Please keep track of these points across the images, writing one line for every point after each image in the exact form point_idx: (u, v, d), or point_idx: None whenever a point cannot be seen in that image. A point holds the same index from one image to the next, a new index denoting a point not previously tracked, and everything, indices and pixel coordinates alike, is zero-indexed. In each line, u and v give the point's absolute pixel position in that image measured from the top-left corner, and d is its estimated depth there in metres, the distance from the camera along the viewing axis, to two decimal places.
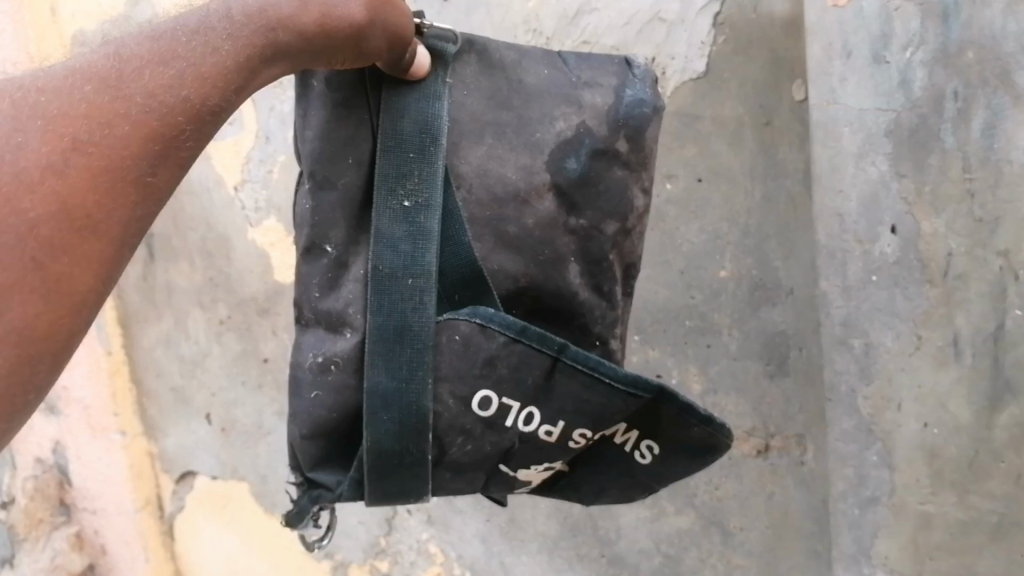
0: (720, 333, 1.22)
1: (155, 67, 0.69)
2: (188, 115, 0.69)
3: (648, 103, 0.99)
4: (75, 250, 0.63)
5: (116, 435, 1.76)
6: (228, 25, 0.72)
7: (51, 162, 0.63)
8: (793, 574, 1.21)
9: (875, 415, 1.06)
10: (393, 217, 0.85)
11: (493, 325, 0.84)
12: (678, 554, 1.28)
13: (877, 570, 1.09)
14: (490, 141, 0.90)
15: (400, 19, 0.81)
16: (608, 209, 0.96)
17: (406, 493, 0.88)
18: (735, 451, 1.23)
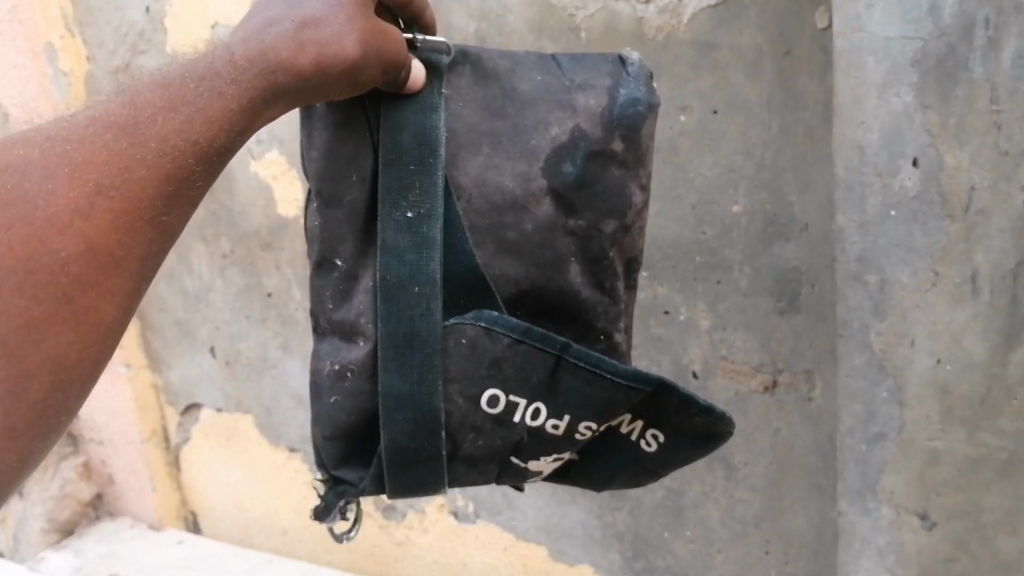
0: (731, 269, 1.20)
1: (167, 114, 0.83)
2: (196, 155, 0.83)
3: (641, 99, 0.97)
4: (94, 286, 0.82)
5: (121, 367, 1.77)
6: (230, 70, 0.83)
7: (79, 209, 0.82)
8: (797, 508, 1.21)
9: (887, 351, 1.04)
10: (398, 229, 0.89)
11: (498, 328, 0.90)
12: (680, 488, 1.29)
13: (883, 504, 1.09)
14: (488, 151, 0.93)
15: (394, 46, 0.86)
16: (607, 208, 0.96)
17: (426, 486, 0.94)
18: (742, 387, 1.22)
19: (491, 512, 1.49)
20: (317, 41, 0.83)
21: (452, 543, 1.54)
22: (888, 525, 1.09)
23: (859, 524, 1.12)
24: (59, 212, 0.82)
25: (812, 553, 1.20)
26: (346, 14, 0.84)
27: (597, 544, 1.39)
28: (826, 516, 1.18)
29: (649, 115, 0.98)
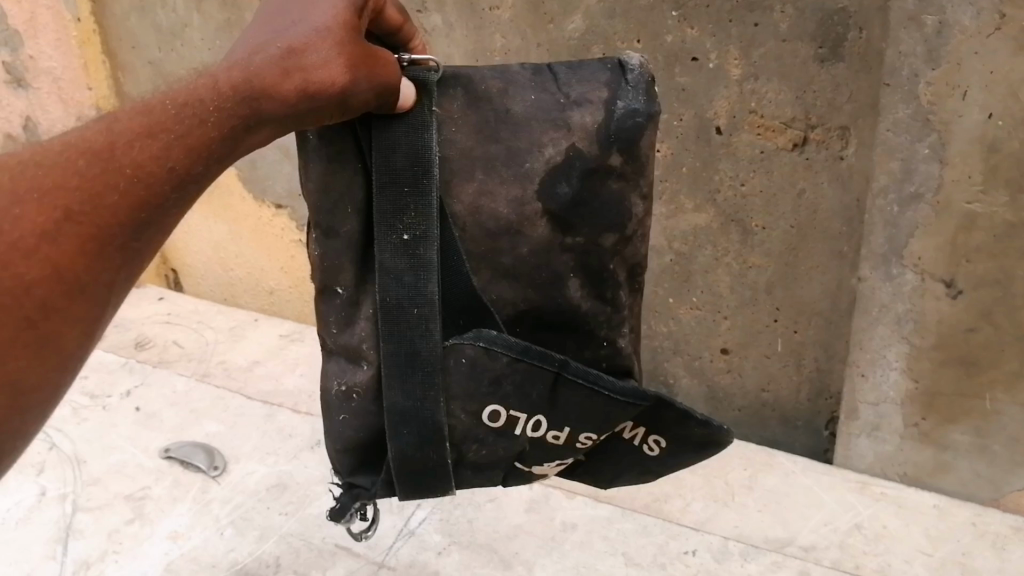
0: (771, 11, 0.99)
1: (145, 136, 0.60)
2: (175, 186, 0.60)
3: (644, 108, 0.70)
4: (49, 323, 0.58)
5: (91, 112, 1.47)
6: (211, 94, 0.60)
7: (44, 231, 0.57)
8: (814, 273, 1.11)
9: (936, 104, 0.91)
10: (394, 249, 0.67)
11: (497, 347, 0.70)
12: (691, 253, 1.17)
13: (907, 270, 1.01)
14: (480, 176, 0.69)
15: (387, 69, 0.64)
16: (607, 228, 0.71)
17: (434, 490, 0.75)
18: (768, 144, 1.06)
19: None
20: (308, 65, 0.61)
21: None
22: (910, 293, 1.02)
23: (880, 291, 1.03)
24: (25, 235, 0.57)
25: (824, 320, 1.13)
26: (335, 36, 0.62)
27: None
28: (843, 284, 1.10)
29: (652, 127, 0.71)
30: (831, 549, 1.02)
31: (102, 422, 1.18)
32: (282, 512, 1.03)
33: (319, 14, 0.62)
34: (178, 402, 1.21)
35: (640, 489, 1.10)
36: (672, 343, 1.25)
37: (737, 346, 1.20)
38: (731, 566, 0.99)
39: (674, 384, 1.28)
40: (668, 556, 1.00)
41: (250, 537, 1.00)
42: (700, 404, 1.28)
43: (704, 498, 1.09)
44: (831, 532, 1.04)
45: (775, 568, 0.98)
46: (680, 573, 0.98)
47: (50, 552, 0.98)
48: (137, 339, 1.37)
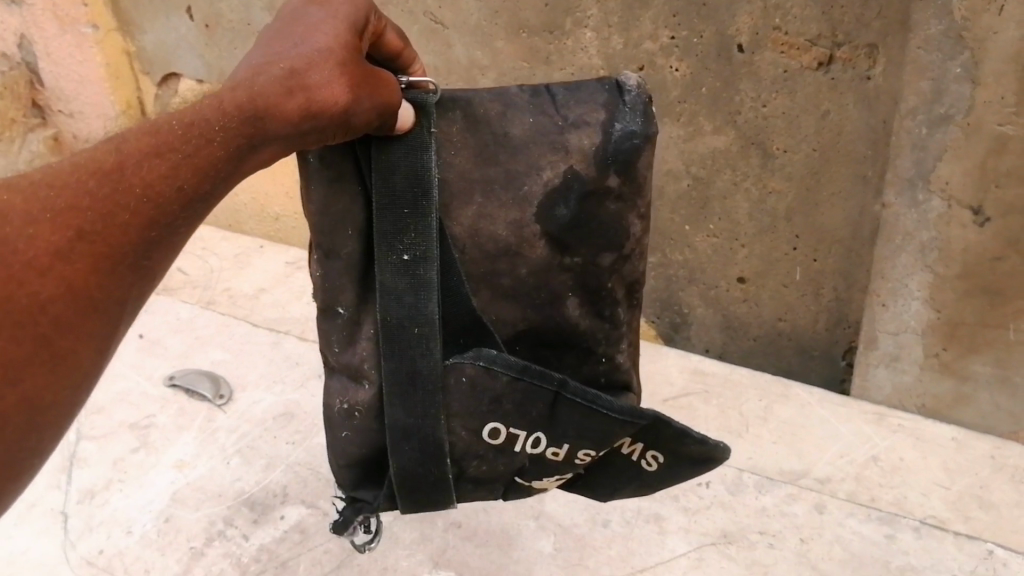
0: None
1: (153, 156, 0.56)
2: (184, 207, 0.57)
3: (642, 128, 0.67)
4: (64, 341, 0.55)
5: (87, 29, 1.39)
6: (215, 115, 0.56)
7: (56, 250, 0.54)
8: (836, 199, 1.06)
9: (970, 19, 0.86)
10: (394, 270, 0.64)
11: (497, 366, 0.67)
12: (708, 177, 1.12)
13: (933, 196, 0.97)
14: (479, 199, 0.66)
15: (388, 90, 0.60)
16: (607, 247, 0.69)
17: (434, 503, 0.73)
18: (792, 63, 1.00)
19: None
20: (309, 83, 0.57)
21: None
22: (935, 221, 0.98)
23: (904, 218, 1.00)
24: (39, 254, 0.54)
25: (845, 249, 1.09)
26: (334, 58, 0.59)
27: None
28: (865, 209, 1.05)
29: (650, 149, 0.68)
30: (845, 482, 1.00)
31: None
32: (290, 441, 1.02)
33: (320, 36, 0.59)
34: (181, 329, 1.19)
35: None
36: (687, 271, 1.21)
37: (755, 275, 1.17)
38: (745, 498, 0.97)
39: (689, 312, 1.25)
40: (681, 488, 0.99)
41: (257, 466, 0.99)
42: (715, 334, 1.25)
43: (718, 429, 1.07)
44: (846, 465, 1.02)
45: (789, 500, 0.97)
46: (692, 505, 0.97)
47: (56, 482, 0.98)
48: None
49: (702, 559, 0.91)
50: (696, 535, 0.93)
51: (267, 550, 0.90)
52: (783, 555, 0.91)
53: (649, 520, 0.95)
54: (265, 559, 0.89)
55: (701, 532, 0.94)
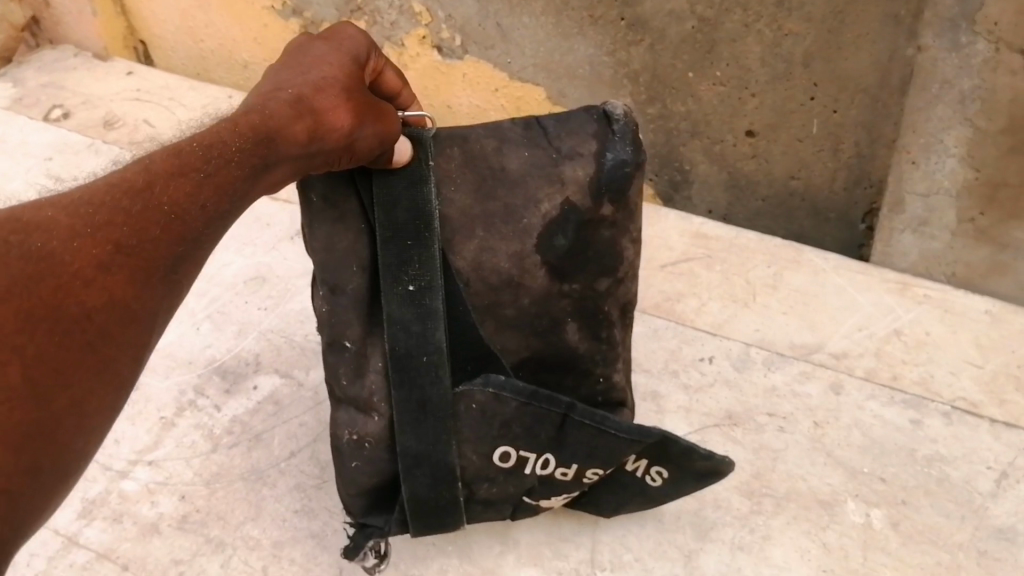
0: None
1: (179, 176, 0.53)
2: (209, 225, 0.54)
3: (631, 157, 0.67)
4: (100, 352, 0.50)
5: None
6: (232, 135, 0.55)
7: (89, 263, 0.49)
8: (860, 41, 0.91)
9: None
10: (401, 300, 0.64)
11: (507, 392, 0.67)
12: (716, 18, 0.96)
13: (978, 40, 0.82)
14: (480, 233, 0.66)
15: (388, 116, 0.62)
16: (604, 272, 0.69)
17: (445, 526, 0.72)
18: None
19: (481, 47, 1.12)
20: (317, 107, 0.59)
21: (434, 82, 1.19)
22: (979, 66, 0.83)
23: (944, 63, 0.85)
24: (77, 267, 0.49)
25: (869, 97, 0.94)
26: (340, 86, 0.61)
27: (605, 84, 1.08)
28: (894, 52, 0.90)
29: (640, 177, 0.68)
30: (863, 358, 0.90)
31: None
32: (261, 307, 0.96)
33: (325, 67, 0.61)
34: None
35: (649, 287, 0.97)
36: (690, 125, 1.06)
37: (765, 126, 1.02)
38: (753, 376, 0.89)
39: (691, 170, 1.10)
40: (680, 364, 0.90)
41: (228, 334, 0.94)
42: (719, 194, 1.11)
43: (722, 297, 0.96)
44: (865, 339, 0.92)
45: (802, 380, 0.88)
46: (694, 382, 0.89)
47: None
48: (106, 116, 1.24)
49: (703, 442, 0.84)
50: (697, 415, 0.86)
51: (240, 423, 0.86)
52: (795, 441, 0.84)
53: (646, 398, 0.87)
54: (237, 432, 0.85)
55: (703, 412, 0.86)
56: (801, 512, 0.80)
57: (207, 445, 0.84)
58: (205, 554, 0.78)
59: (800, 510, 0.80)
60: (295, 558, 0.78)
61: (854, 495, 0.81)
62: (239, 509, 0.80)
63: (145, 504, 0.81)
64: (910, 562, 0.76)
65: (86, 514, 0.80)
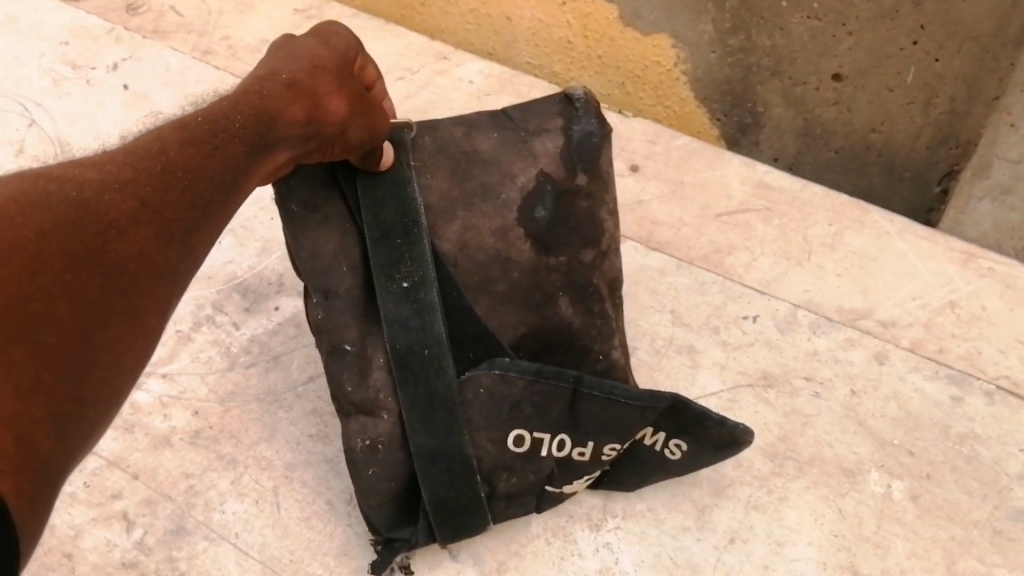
0: None
1: (191, 144, 0.53)
2: (222, 190, 0.54)
3: (596, 125, 0.70)
4: (135, 302, 0.49)
5: None
6: (233, 112, 0.55)
7: (121, 216, 0.48)
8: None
9: None
10: (396, 297, 0.65)
11: (513, 372, 0.66)
12: None
13: None
14: (462, 214, 0.68)
15: (376, 106, 0.63)
16: (584, 244, 0.70)
17: (473, 528, 0.70)
18: None
19: None
20: (314, 92, 0.59)
21: None
22: None
23: None
24: (114, 217, 0.48)
25: (976, 48, 0.91)
26: (331, 73, 0.61)
27: (686, 8, 1.03)
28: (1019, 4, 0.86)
29: (608, 147, 0.70)
30: (912, 328, 0.87)
31: (86, 99, 1.00)
32: None
33: (317, 53, 0.61)
34: (171, 82, 1.01)
35: (699, 236, 0.93)
36: (772, 62, 1.03)
37: (856, 71, 0.99)
38: (796, 339, 0.86)
39: (763, 112, 1.08)
40: (723, 320, 0.87)
41: (250, 250, 0.90)
42: (790, 140, 1.09)
43: (775, 253, 0.92)
44: (917, 309, 0.88)
45: (847, 347, 0.85)
46: (733, 340, 0.86)
47: None
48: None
49: (735, 401, 0.82)
50: (732, 372, 0.84)
51: (259, 342, 0.84)
52: (827, 407, 0.81)
53: (681, 352, 0.85)
54: (256, 352, 0.83)
55: (739, 371, 0.84)
56: (822, 478, 0.78)
57: (224, 363, 0.83)
58: (216, 470, 0.77)
59: (821, 476, 0.78)
60: (307, 481, 0.77)
61: (878, 465, 0.78)
62: (252, 429, 0.79)
63: (158, 418, 0.80)
64: (922, 535, 0.75)
65: None
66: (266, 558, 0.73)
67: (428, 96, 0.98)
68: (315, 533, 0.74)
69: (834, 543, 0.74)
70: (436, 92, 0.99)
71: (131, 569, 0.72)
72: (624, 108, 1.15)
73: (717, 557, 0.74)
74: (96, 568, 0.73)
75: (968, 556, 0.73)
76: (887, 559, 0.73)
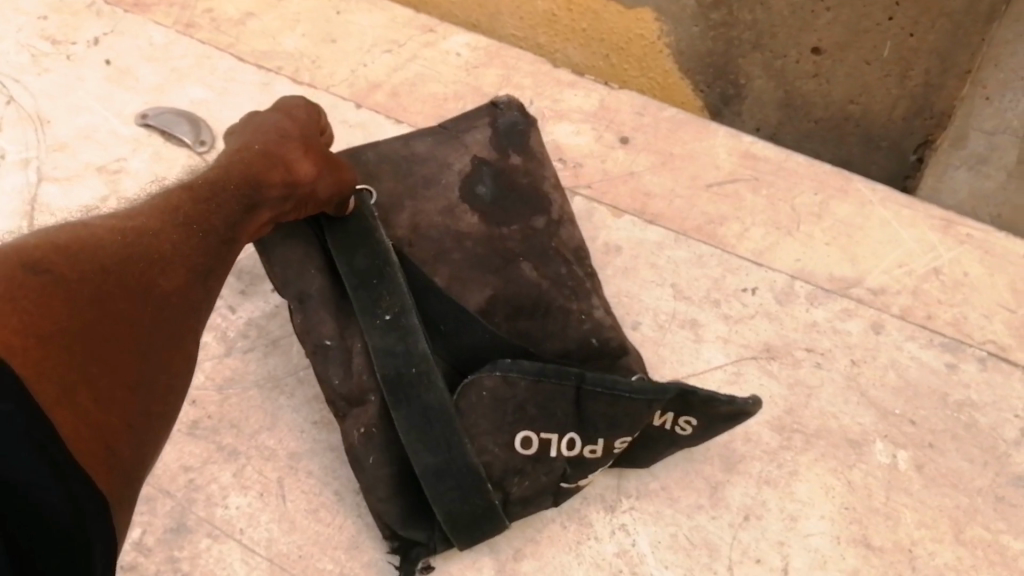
0: None
1: (200, 201, 0.58)
2: (226, 243, 0.59)
3: (520, 115, 0.79)
4: (171, 337, 0.54)
5: None
6: (230, 175, 0.60)
7: (154, 265, 0.54)
8: None
9: None
10: (381, 330, 0.65)
11: (514, 372, 0.66)
12: None
13: None
14: (409, 203, 0.74)
15: (342, 169, 0.67)
16: (531, 211, 0.76)
17: (489, 533, 0.69)
18: None
19: None
20: (288, 158, 0.64)
21: None
22: None
23: None
24: (139, 259, 0.53)
25: (949, 25, 0.95)
26: (299, 138, 0.66)
27: None
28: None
29: (534, 132, 0.79)
30: (901, 295, 0.88)
31: (66, 75, 0.96)
32: None
33: (285, 123, 0.67)
34: (154, 57, 0.98)
35: (692, 208, 0.92)
36: (753, 36, 1.04)
37: (834, 46, 1.01)
38: (795, 310, 0.86)
39: (745, 84, 1.09)
40: (723, 293, 0.87)
41: None
42: (771, 111, 1.10)
43: (765, 224, 0.92)
44: (905, 276, 0.89)
45: (844, 317, 0.86)
46: (735, 313, 0.86)
47: (12, 230, 0.86)
48: None
49: (739, 374, 0.82)
50: (735, 346, 0.84)
51: (256, 327, 0.80)
52: (830, 377, 0.82)
53: (684, 326, 0.85)
54: (253, 336, 0.80)
55: (741, 344, 0.84)
56: (830, 450, 0.79)
57: (220, 348, 0.79)
58: (216, 462, 0.74)
59: (829, 448, 0.79)
60: (313, 470, 0.74)
61: (884, 436, 0.80)
62: (254, 418, 0.76)
63: None
64: (930, 504, 0.77)
65: None
66: (272, 555, 0.71)
67: (417, 70, 0.99)
68: (323, 525, 0.72)
69: (846, 516, 0.76)
70: (425, 65, 0.99)
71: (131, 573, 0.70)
72: (608, 79, 1.13)
73: (734, 535, 0.75)
74: None
75: (973, 524, 0.76)
76: (898, 530, 0.75)
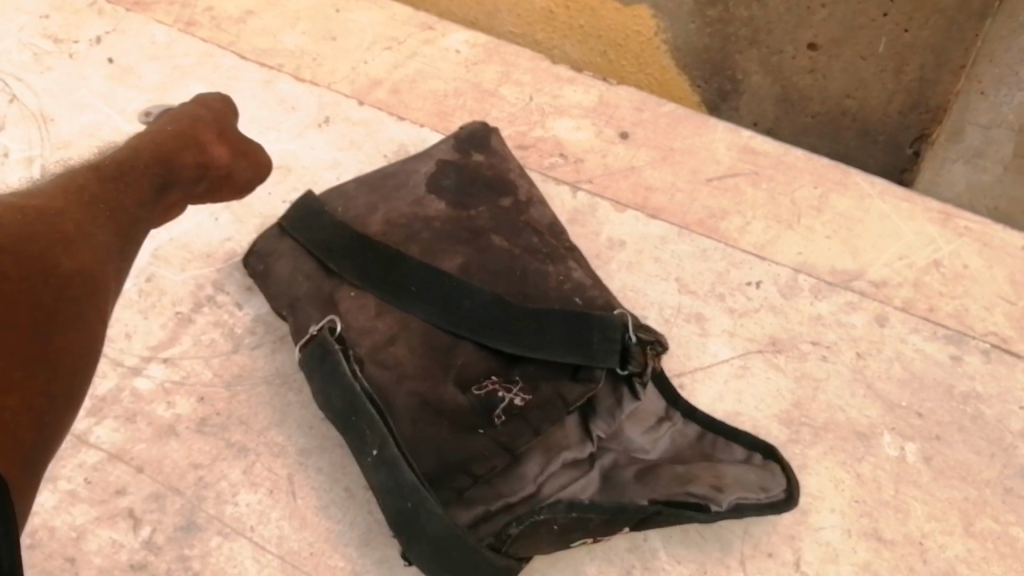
0: None
1: (120, 183, 0.67)
2: (122, 250, 0.63)
3: (479, 125, 0.86)
4: (75, 326, 0.54)
5: None
6: (147, 155, 0.71)
7: (58, 240, 0.57)
8: None
9: None
10: (375, 470, 0.67)
11: (558, 512, 0.66)
12: None
13: None
14: (382, 205, 0.80)
15: (254, 150, 0.82)
16: (494, 194, 0.81)
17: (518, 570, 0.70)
18: None
19: None
20: (202, 142, 0.77)
21: None
22: None
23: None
24: (45, 239, 0.56)
25: (944, 20, 0.95)
26: (215, 126, 0.79)
27: None
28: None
29: (496, 138, 0.86)
30: (903, 288, 0.89)
31: (70, 74, 0.96)
32: (286, 201, 0.88)
33: (195, 114, 0.80)
34: (158, 56, 0.98)
35: (694, 202, 0.93)
36: (750, 32, 1.05)
37: (830, 42, 1.02)
38: (799, 303, 0.87)
39: (743, 79, 1.10)
40: (727, 287, 0.87)
41: (249, 227, 0.86)
42: (768, 107, 1.11)
43: (766, 217, 0.92)
44: (905, 269, 0.90)
45: (848, 309, 0.87)
46: (739, 306, 0.86)
47: None
48: None
49: (746, 368, 0.83)
50: (741, 340, 0.84)
51: (263, 322, 0.81)
52: (836, 370, 0.83)
53: (690, 320, 0.85)
54: (261, 332, 0.80)
55: (747, 338, 0.84)
56: (838, 443, 0.79)
57: (229, 345, 0.79)
58: (225, 460, 0.74)
59: (837, 441, 0.79)
60: (323, 467, 0.74)
61: (890, 428, 0.80)
62: (263, 414, 0.76)
63: (160, 406, 0.76)
64: (939, 497, 0.77)
65: (97, 412, 0.75)
66: (283, 553, 0.70)
67: (417, 67, 0.99)
68: (334, 523, 0.72)
69: (856, 509, 0.76)
70: (425, 62, 1.00)
71: (140, 572, 0.69)
72: (607, 76, 1.14)
73: (745, 530, 0.75)
74: (102, 572, 0.69)
75: (984, 516, 0.76)
76: (909, 523, 0.76)
